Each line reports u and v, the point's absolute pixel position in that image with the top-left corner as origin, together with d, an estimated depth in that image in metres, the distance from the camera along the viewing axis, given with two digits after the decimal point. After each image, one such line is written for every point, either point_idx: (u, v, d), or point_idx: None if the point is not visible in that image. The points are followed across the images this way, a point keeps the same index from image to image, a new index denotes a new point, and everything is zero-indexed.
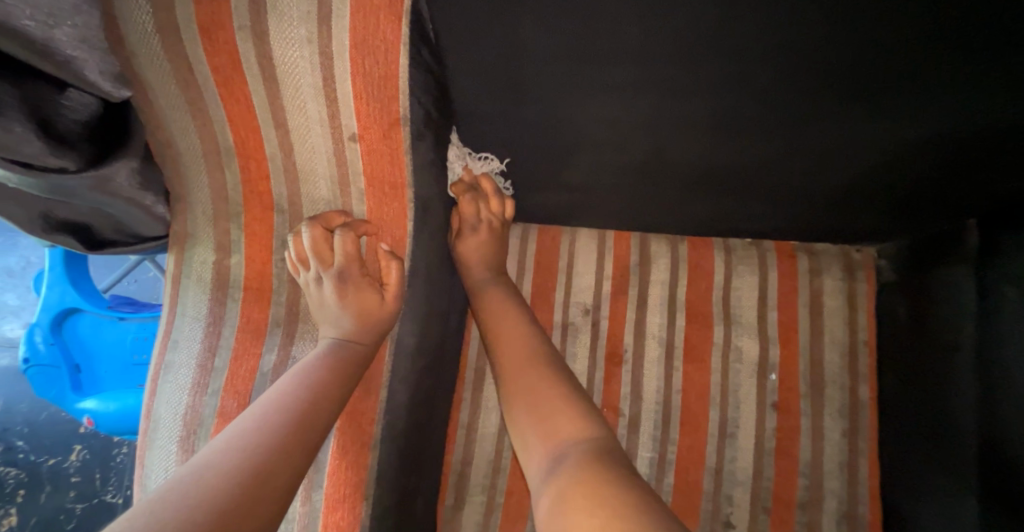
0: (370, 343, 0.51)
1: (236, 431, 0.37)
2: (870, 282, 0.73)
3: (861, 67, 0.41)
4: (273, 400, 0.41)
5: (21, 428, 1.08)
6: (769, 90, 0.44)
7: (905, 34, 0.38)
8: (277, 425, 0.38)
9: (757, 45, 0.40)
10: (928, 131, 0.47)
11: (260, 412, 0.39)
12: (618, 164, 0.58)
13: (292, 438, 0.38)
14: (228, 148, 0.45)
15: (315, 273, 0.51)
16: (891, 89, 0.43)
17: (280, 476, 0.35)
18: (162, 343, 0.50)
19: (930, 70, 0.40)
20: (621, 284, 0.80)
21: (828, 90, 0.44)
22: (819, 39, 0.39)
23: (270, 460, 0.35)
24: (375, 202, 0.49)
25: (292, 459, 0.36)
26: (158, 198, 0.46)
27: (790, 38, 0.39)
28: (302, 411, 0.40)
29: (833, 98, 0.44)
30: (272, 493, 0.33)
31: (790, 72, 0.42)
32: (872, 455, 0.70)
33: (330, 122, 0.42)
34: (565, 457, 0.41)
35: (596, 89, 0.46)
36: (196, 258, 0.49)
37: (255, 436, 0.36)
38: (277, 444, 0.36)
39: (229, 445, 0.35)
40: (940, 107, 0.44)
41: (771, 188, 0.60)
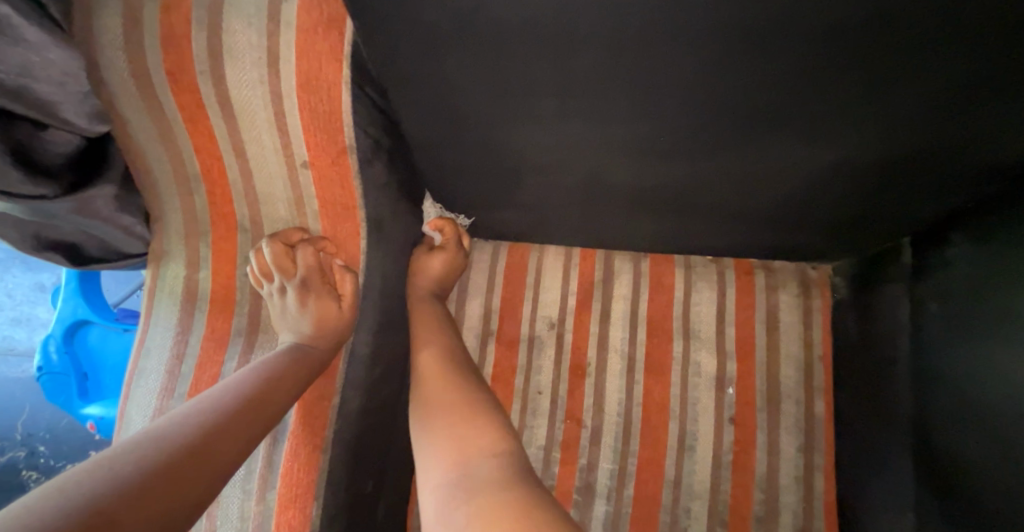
0: (326, 349, 0.55)
1: (183, 412, 0.40)
2: (825, 298, 0.75)
3: (769, 110, 0.42)
4: (222, 390, 0.45)
5: (44, 433, 1.15)
6: (685, 129, 0.47)
7: (788, 98, 0.40)
8: (222, 411, 0.42)
9: (667, 97, 0.43)
10: (838, 165, 0.50)
11: (208, 399, 0.43)
12: (564, 185, 0.62)
13: (235, 425, 0.41)
14: (195, 174, 0.50)
15: (277, 284, 0.55)
16: (800, 128, 0.45)
17: (223, 458, 0.38)
18: (137, 350, 0.55)
19: (834, 114, 0.42)
20: (586, 299, 0.82)
21: (741, 127, 0.46)
22: (724, 91, 0.41)
23: (211, 441, 0.38)
24: (329, 222, 0.54)
25: (233, 443, 0.40)
26: (136, 219, 0.52)
27: (699, 93, 0.42)
28: (248, 402, 0.44)
29: (741, 138, 0.47)
30: (218, 469, 0.37)
31: (699, 116, 0.45)
32: (828, 470, 0.71)
33: (284, 151, 0.48)
34: (473, 464, 0.42)
35: (527, 119, 0.50)
36: (169, 273, 0.54)
37: (202, 419, 0.40)
38: (220, 428, 0.40)
39: (175, 423, 0.38)
40: (849, 143, 0.46)
41: (710, 207, 0.62)
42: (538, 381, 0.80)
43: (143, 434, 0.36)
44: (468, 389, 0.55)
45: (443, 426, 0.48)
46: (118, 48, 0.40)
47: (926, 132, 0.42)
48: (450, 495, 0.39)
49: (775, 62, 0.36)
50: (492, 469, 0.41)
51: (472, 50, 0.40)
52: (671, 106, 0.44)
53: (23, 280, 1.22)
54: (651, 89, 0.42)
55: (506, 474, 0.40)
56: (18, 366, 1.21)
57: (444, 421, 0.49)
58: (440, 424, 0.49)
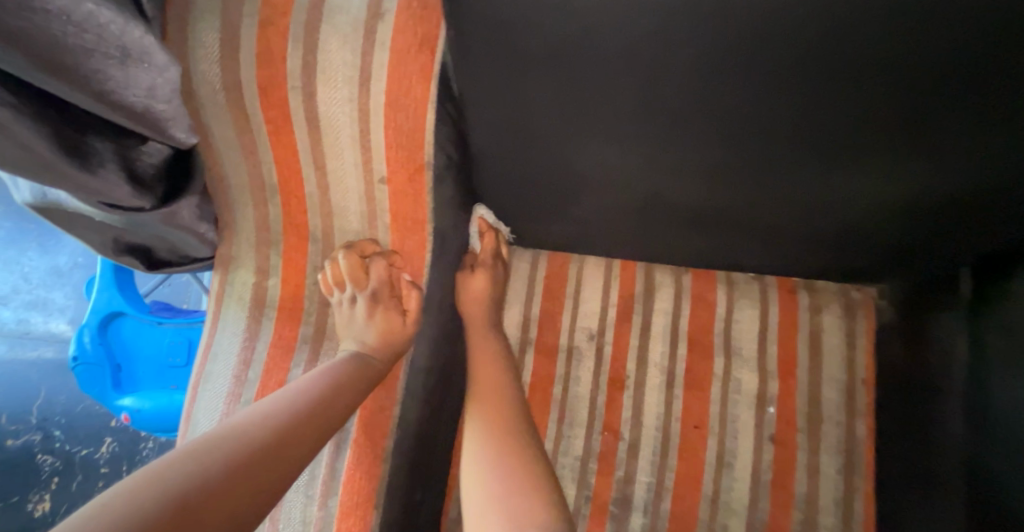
0: (384, 360, 0.54)
1: (250, 414, 0.41)
2: (869, 321, 0.75)
3: (841, 142, 0.44)
4: (287, 393, 0.46)
5: (60, 418, 1.16)
6: (759, 154, 0.48)
7: (861, 125, 0.41)
8: (286, 416, 0.42)
9: (752, 126, 0.43)
10: (902, 193, 0.50)
11: (273, 402, 0.44)
12: (622, 203, 0.62)
13: (299, 427, 0.42)
14: (272, 185, 0.50)
15: (348, 294, 0.56)
16: (868, 161, 0.46)
17: (288, 464, 0.39)
18: (203, 353, 0.55)
19: (904, 148, 0.43)
20: (625, 312, 0.83)
21: (811, 158, 0.47)
22: (806, 122, 0.42)
23: (280, 446, 0.39)
24: (398, 235, 0.54)
25: (296, 448, 0.40)
26: (209, 225, 0.53)
27: (784, 125, 0.43)
28: (313, 407, 0.44)
29: (808, 163, 0.48)
30: (285, 472, 0.38)
31: (776, 141, 0.45)
32: (868, 493, 0.72)
33: (363, 166, 0.48)
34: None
35: (599, 141, 0.50)
36: (238, 279, 0.55)
37: (271, 422, 0.41)
38: (282, 431, 0.40)
39: (240, 426, 0.39)
40: (912, 177, 0.47)
41: (761, 228, 0.63)
42: (576, 391, 0.81)
43: (211, 436, 0.37)
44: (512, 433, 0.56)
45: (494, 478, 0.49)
46: (215, 62, 0.40)
47: (990, 173, 0.44)
48: None
49: (859, 97, 0.38)
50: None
51: (565, 74, 0.41)
52: (749, 133, 0.45)
53: (39, 264, 1.24)
54: (736, 117, 0.42)
55: None
56: (32, 348, 1.20)
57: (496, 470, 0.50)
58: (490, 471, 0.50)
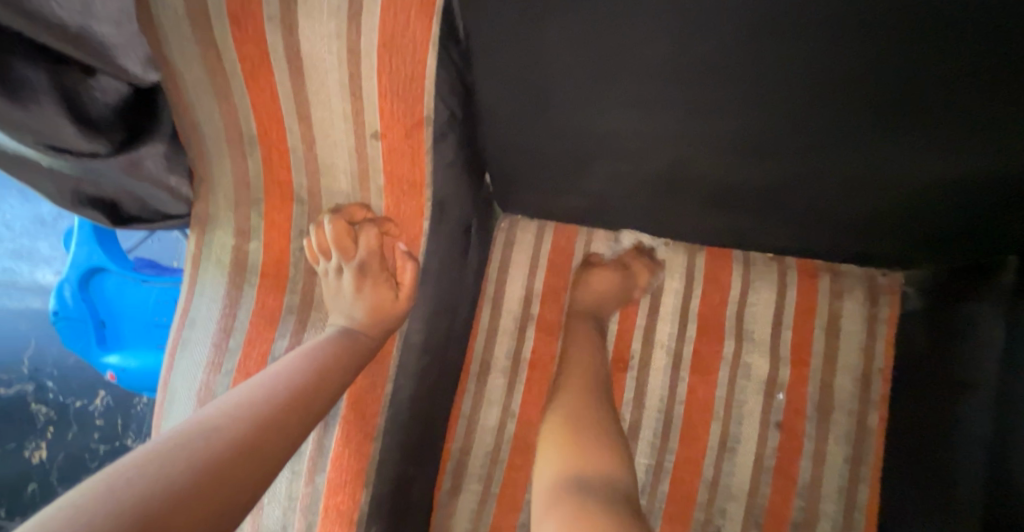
0: (377, 337, 0.50)
1: (222, 406, 0.35)
2: (894, 308, 0.72)
3: (914, 113, 0.38)
4: (266, 379, 0.40)
5: (51, 369, 1.11)
6: (803, 120, 0.41)
7: (927, 85, 0.35)
8: (265, 407, 0.37)
9: (809, 90, 0.37)
10: (960, 169, 0.44)
11: (250, 390, 0.38)
12: (640, 174, 0.57)
13: (280, 419, 0.37)
14: (251, 135, 0.43)
15: (334, 263, 0.50)
16: (937, 137, 0.40)
17: (266, 464, 0.34)
18: (180, 320, 0.51)
19: (976, 121, 0.37)
20: (633, 290, 0.79)
21: (865, 129, 0.41)
22: (879, 86, 0.36)
23: (261, 436, 0.35)
24: (392, 199, 0.49)
25: (276, 442, 0.35)
26: (182, 180, 0.46)
27: (855, 89, 0.36)
28: (295, 396, 0.39)
29: (858, 133, 0.42)
30: (270, 462, 0.34)
31: (825, 103, 0.39)
32: (873, 483, 0.70)
33: (354, 118, 0.42)
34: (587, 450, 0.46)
35: (624, 101, 0.44)
36: (215, 241, 0.49)
37: (251, 411, 0.36)
38: (261, 423, 0.35)
39: (212, 420, 0.33)
40: (983, 156, 0.41)
41: (790, 205, 0.57)
42: None
43: (179, 434, 0.31)
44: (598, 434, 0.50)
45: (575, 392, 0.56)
46: None
47: None
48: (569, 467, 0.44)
49: (954, 56, 0.32)
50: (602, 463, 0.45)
51: (594, 15, 0.34)
52: (804, 98, 0.38)
53: (19, 212, 1.17)
54: (791, 76, 0.36)
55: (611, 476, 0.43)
56: (20, 299, 1.16)
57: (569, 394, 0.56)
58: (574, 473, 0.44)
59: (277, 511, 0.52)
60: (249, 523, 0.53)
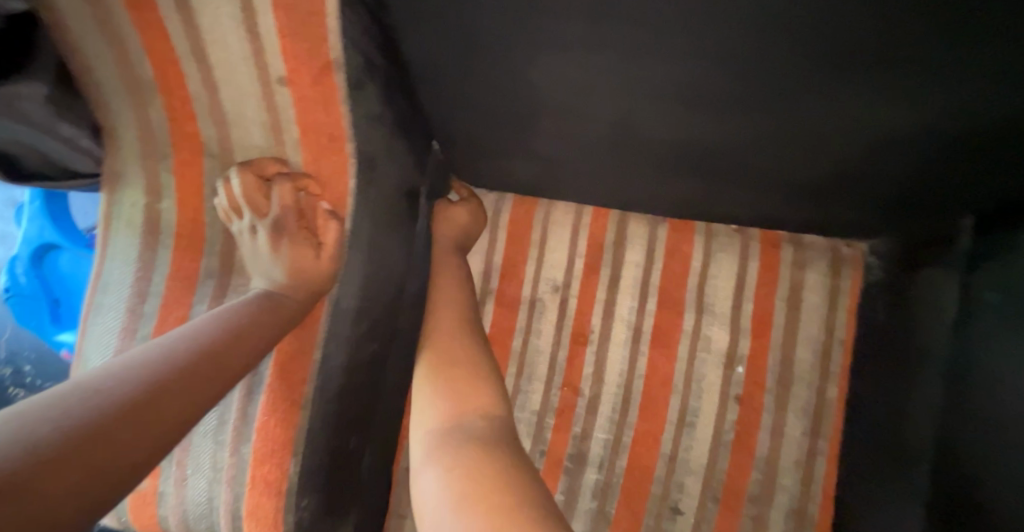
0: (301, 301, 0.48)
1: (123, 361, 0.33)
2: (856, 279, 0.69)
3: (863, 62, 0.35)
4: (172, 338, 0.37)
5: (28, 353, 1.09)
6: (734, 71, 0.39)
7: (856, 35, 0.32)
8: (168, 367, 0.34)
9: (746, 33, 0.34)
10: (909, 122, 0.41)
11: (153, 348, 0.35)
12: (585, 134, 0.54)
13: (185, 379, 0.34)
14: (148, 81, 0.40)
15: (248, 222, 0.47)
16: (890, 88, 0.37)
17: (168, 422, 0.31)
18: (93, 285, 0.49)
19: (915, 72, 0.35)
20: (594, 262, 0.76)
21: (802, 81, 0.38)
22: (821, 31, 0.32)
23: (164, 394, 0.32)
24: (311, 154, 0.46)
25: (179, 403, 0.33)
26: (79, 130, 0.43)
27: (796, 35, 0.33)
28: (203, 357, 0.37)
29: (795, 84, 0.39)
30: (175, 416, 0.32)
31: (753, 52, 0.36)
32: (832, 454, 0.68)
33: (255, 61, 0.39)
34: (465, 426, 0.42)
35: (551, 45, 0.41)
36: (126, 200, 0.47)
37: (155, 369, 0.33)
38: (163, 381, 0.33)
39: (111, 374, 0.31)
40: (939, 107, 0.38)
41: (743, 168, 0.55)
42: (536, 343, 0.76)
43: (73, 387, 0.28)
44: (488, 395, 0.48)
45: (458, 367, 0.51)
46: None
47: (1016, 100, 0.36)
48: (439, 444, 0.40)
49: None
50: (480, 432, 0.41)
51: None
52: (739, 44, 0.35)
53: None
54: (723, 17, 0.33)
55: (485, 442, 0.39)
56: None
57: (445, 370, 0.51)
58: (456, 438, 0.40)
59: (201, 483, 0.49)
60: (172, 496, 0.50)
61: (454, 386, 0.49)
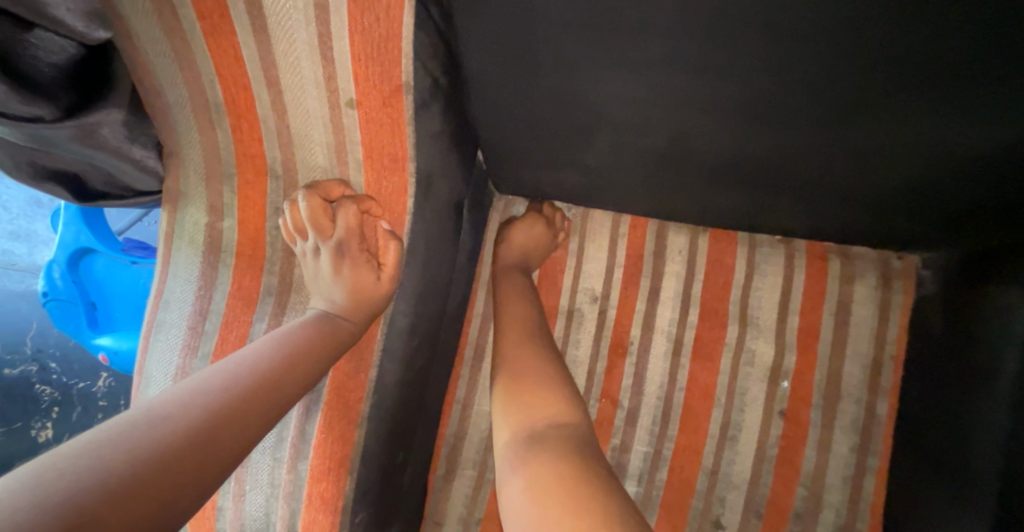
0: (359, 322, 0.47)
1: (186, 388, 0.32)
2: (908, 293, 0.68)
3: (942, 69, 0.33)
4: (235, 363, 0.37)
5: (54, 350, 1.10)
6: (802, 86, 0.38)
7: (935, 42, 0.31)
8: (228, 396, 0.33)
9: (822, 43, 0.33)
10: (983, 136, 0.40)
11: (214, 375, 0.35)
12: (639, 148, 0.53)
13: (245, 407, 0.34)
14: (218, 104, 0.40)
15: (312, 243, 0.47)
16: (966, 97, 0.36)
17: (227, 453, 0.30)
18: (154, 301, 0.49)
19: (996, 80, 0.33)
20: (633, 273, 0.76)
21: (873, 95, 0.37)
22: (898, 41, 0.32)
23: (226, 423, 0.31)
24: (373, 175, 0.46)
25: (237, 435, 0.32)
26: (148, 152, 0.44)
27: (873, 43, 0.32)
28: (262, 383, 0.36)
29: (864, 99, 0.38)
30: (233, 445, 0.31)
31: (822, 68, 0.35)
32: (881, 472, 0.68)
33: (327, 84, 0.38)
34: (541, 435, 0.42)
35: (621, 67, 0.40)
36: (188, 218, 0.47)
37: (215, 397, 0.33)
38: (224, 411, 0.32)
39: (172, 403, 0.30)
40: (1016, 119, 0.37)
41: (799, 182, 0.54)
42: (574, 354, 0.75)
43: (135, 420, 0.27)
44: (556, 376, 0.51)
45: (526, 373, 0.51)
46: None
47: None
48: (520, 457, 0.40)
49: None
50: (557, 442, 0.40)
51: None
52: (815, 56, 0.34)
53: (17, 193, 1.15)
54: (801, 28, 0.32)
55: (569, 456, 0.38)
56: (21, 282, 1.14)
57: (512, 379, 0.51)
58: (533, 423, 0.44)
59: (259, 498, 0.50)
60: (230, 511, 0.51)
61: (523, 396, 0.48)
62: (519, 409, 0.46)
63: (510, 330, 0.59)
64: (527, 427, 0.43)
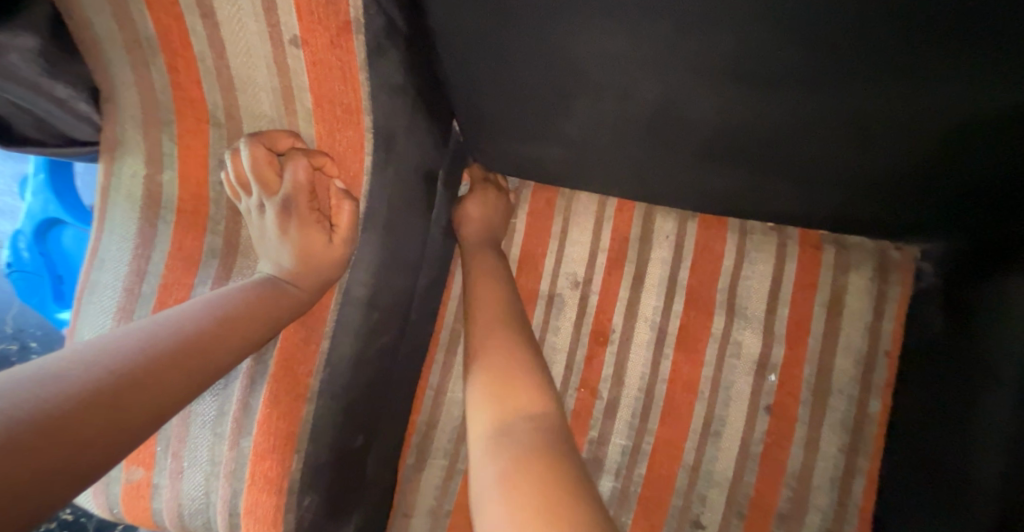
0: (307, 289, 0.44)
1: (115, 336, 0.29)
2: (905, 286, 0.65)
3: (973, 10, 0.29)
4: (162, 320, 0.33)
5: (33, 329, 1.05)
6: (798, 42, 0.34)
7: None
8: (152, 350, 0.30)
9: None
10: (996, 103, 0.37)
11: (136, 330, 0.31)
12: (622, 114, 0.49)
13: (179, 362, 0.31)
14: (150, 40, 0.37)
15: (256, 199, 0.43)
16: (991, 52, 0.32)
17: (155, 411, 0.28)
18: (89, 261, 0.46)
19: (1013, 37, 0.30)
20: (617, 258, 0.72)
21: (875, 57, 0.34)
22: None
23: (154, 373, 0.29)
24: (325, 128, 0.42)
25: (169, 388, 0.29)
26: (77, 94, 0.40)
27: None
28: (199, 340, 0.33)
29: (866, 61, 0.35)
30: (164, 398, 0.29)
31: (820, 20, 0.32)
32: (871, 473, 0.64)
33: (267, 18, 0.35)
34: (516, 432, 0.37)
35: (594, 13, 0.36)
36: (126, 170, 0.43)
37: (148, 348, 0.30)
38: (148, 366, 0.29)
39: (102, 346, 0.27)
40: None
41: (793, 160, 0.50)
42: (553, 341, 0.72)
43: (38, 362, 0.23)
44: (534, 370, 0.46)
45: (501, 367, 0.46)
46: None
47: None
48: (488, 457, 0.35)
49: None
50: (534, 439, 0.36)
51: None
52: (820, 1, 0.31)
53: None
54: None
55: (546, 454, 0.34)
56: None
57: (488, 372, 0.46)
58: (506, 417, 0.39)
59: (198, 477, 0.47)
60: (166, 490, 0.48)
61: (498, 391, 0.43)
62: (494, 405, 0.41)
63: (483, 317, 0.55)
64: (503, 425, 0.38)
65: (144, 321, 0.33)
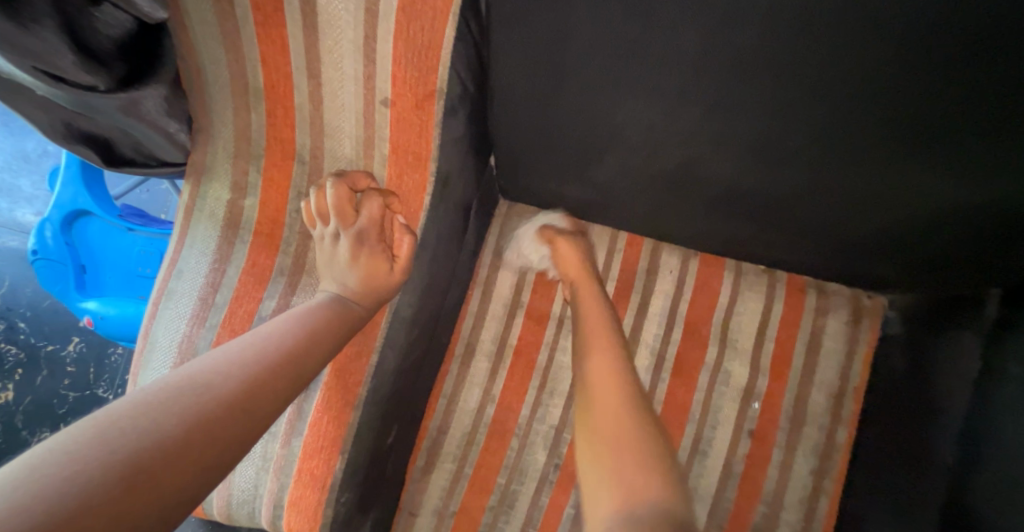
0: (368, 308, 0.49)
1: (218, 359, 0.35)
2: (874, 330, 0.74)
3: (959, 119, 0.37)
4: (259, 338, 0.39)
5: (24, 310, 1.06)
6: (800, 133, 0.43)
7: (909, 110, 0.37)
8: (250, 372, 0.35)
9: (825, 96, 0.38)
10: (952, 194, 0.46)
11: (241, 348, 0.37)
12: (647, 170, 0.56)
13: (274, 380, 0.36)
14: (257, 88, 0.42)
15: (332, 229, 0.49)
16: (972, 151, 0.40)
17: (254, 422, 0.33)
18: (167, 270, 0.51)
19: (956, 144, 0.40)
20: (624, 288, 0.79)
21: (858, 148, 0.43)
22: (880, 102, 0.37)
23: (252, 392, 0.34)
24: (395, 169, 0.48)
25: (268, 401, 0.35)
26: (181, 126, 0.46)
27: (924, 85, 0.35)
28: (288, 356, 0.39)
29: (851, 151, 0.44)
30: (264, 411, 0.34)
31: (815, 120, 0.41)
32: (835, 495, 0.73)
33: (365, 82, 0.41)
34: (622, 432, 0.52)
35: (639, 95, 0.44)
36: (211, 193, 0.49)
37: (245, 367, 0.35)
38: (251, 383, 0.34)
39: (209, 372, 0.33)
40: (1003, 181, 0.42)
41: (792, 220, 0.58)
42: None
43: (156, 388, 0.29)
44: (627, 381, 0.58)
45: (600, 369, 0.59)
46: None
47: None
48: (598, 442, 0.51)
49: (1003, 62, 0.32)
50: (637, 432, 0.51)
51: None
52: (817, 108, 0.39)
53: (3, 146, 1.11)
54: (806, 85, 0.37)
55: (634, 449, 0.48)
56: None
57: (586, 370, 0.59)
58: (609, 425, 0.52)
59: (249, 471, 0.52)
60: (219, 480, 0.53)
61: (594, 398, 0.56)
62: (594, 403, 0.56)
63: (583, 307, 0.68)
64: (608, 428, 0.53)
65: (235, 341, 0.38)
